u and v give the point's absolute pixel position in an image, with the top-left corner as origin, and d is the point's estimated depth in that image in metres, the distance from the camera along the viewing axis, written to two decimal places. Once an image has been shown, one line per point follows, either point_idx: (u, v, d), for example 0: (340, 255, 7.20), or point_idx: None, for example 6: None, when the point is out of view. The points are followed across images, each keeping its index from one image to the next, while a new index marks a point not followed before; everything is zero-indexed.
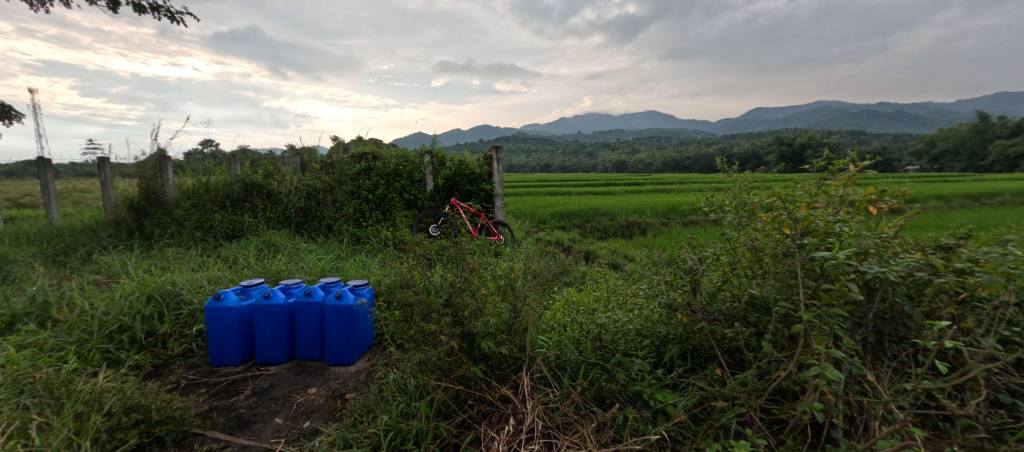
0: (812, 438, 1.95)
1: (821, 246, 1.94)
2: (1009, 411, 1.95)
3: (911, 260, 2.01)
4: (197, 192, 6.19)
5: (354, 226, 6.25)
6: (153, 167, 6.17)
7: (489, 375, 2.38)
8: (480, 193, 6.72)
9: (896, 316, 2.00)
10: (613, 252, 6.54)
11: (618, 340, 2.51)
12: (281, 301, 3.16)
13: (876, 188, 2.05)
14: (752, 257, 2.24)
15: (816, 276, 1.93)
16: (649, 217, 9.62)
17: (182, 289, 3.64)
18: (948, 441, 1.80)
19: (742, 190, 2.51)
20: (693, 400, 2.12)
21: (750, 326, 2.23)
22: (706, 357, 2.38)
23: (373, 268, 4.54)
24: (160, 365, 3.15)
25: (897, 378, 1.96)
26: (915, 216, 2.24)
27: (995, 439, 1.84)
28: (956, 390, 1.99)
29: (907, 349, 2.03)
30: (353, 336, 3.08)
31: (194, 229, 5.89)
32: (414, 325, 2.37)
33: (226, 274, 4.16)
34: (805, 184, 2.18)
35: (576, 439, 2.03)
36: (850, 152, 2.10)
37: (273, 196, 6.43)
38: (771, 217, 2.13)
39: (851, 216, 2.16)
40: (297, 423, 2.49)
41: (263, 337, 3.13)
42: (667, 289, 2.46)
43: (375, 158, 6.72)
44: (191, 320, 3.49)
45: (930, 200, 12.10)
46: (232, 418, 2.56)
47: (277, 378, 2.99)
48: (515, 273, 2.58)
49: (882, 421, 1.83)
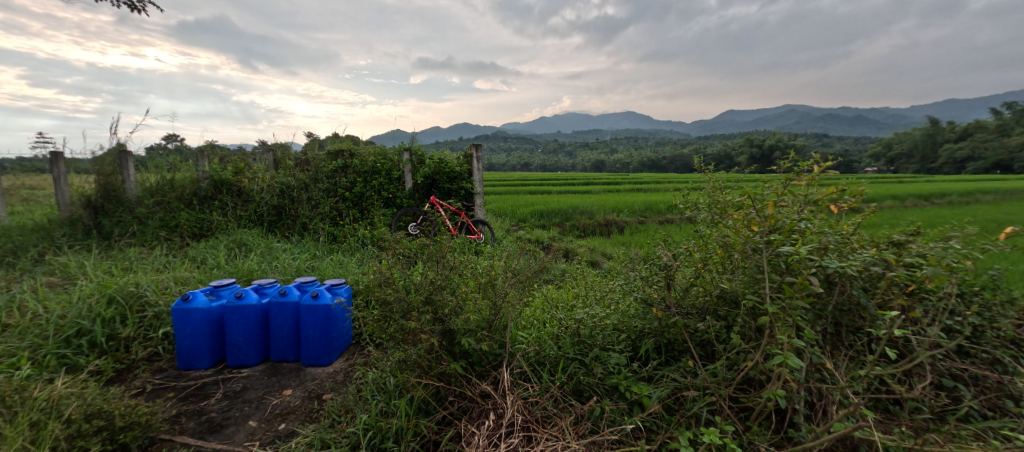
0: (777, 424, 2.06)
1: (786, 242, 2.04)
2: (950, 393, 2.13)
3: (868, 255, 2.14)
4: (161, 190, 5.96)
5: (330, 225, 6.13)
6: (113, 162, 5.89)
7: (469, 372, 2.42)
8: (460, 192, 6.72)
9: (853, 308, 2.13)
10: (591, 249, 6.66)
11: (596, 335, 2.58)
12: (253, 301, 3.09)
13: (837, 188, 2.20)
14: (723, 253, 2.35)
15: (781, 271, 2.02)
16: (627, 215, 9.84)
17: (146, 291, 3.52)
18: (899, 422, 1.96)
19: (715, 188, 2.62)
20: (667, 390, 2.19)
21: (720, 319, 2.33)
22: (680, 350, 2.48)
23: (351, 267, 4.49)
24: (123, 370, 3.03)
25: (854, 365, 2.09)
26: (871, 215, 2.40)
27: (938, 418, 2.01)
28: (905, 375, 2.17)
29: (862, 338, 2.19)
30: (331, 336, 3.05)
31: (159, 228, 5.68)
32: (394, 323, 2.37)
33: (195, 274, 4.04)
34: (772, 184, 2.31)
35: (555, 432, 2.08)
36: (814, 154, 2.24)
37: (244, 193, 6.23)
38: (742, 215, 2.25)
39: (815, 214, 2.28)
40: (272, 425, 2.45)
41: (234, 339, 3.05)
42: (643, 285, 2.57)
43: (352, 155, 6.59)
44: (156, 323, 3.37)
45: (884, 200, 12.92)
46: (202, 422, 2.50)
47: (249, 381, 2.93)
48: (497, 271, 2.60)
49: (840, 406, 1.95)
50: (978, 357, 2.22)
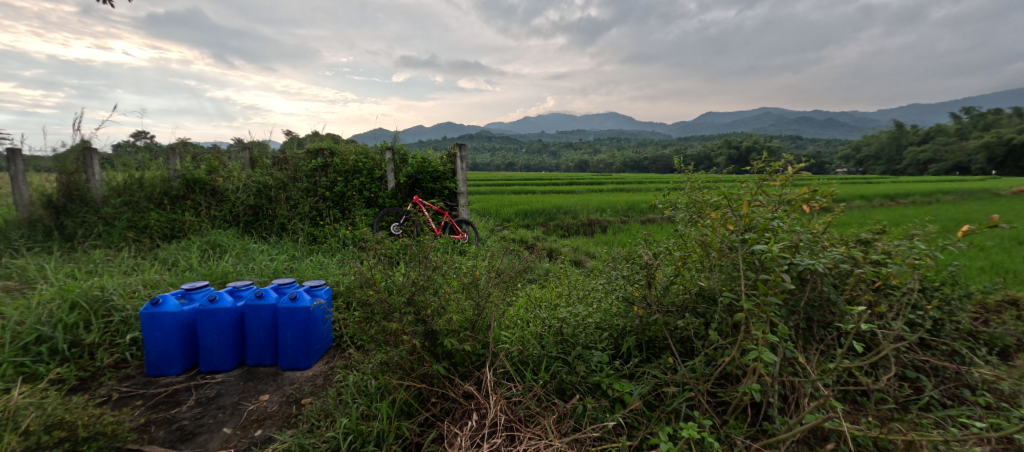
0: (752, 417, 2.13)
1: (760, 241, 2.11)
2: (913, 384, 2.24)
3: (837, 253, 2.23)
4: (129, 189, 5.73)
5: (310, 225, 6.02)
6: (76, 160, 5.64)
7: (452, 372, 2.41)
8: (444, 191, 6.68)
9: (823, 304, 2.21)
10: (575, 249, 6.72)
11: (578, 333, 2.61)
12: (228, 305, 3.01)
13: (808, 189, 2.29)
14: (701, 251, 2.41)
15: (756, 268, 2.08)
16: (610, 215, 9.96)
17: (112, 295, 3.39)
18: (866, 413, 2.05)
19: (693, 188, 2.68)
20: (648, 387, 2.23)
21: (698, 316, 2.38)
22: (660, 347, 2.52)
23: (331, 268, 4.42)
24: (87, 378, 2.91)
25: (825, 359, 2.17)
26: (841, 214, 2.49)
27: (902, 408, 2.11)
28: (872, 367, 2.27)
29: (832, 333, 2.27)
30: (310, 338, 2.99)
31: (126, 229, 5.48)
32: (375, 325, 2.34)
33: (165, 277, 3.91)
34: (748, 184, 2.39)
35: (538, 431, 2.10)
36: (786, 156, 2.32)
37: (218, 193, 6.05)
38: (719, 214, 2.31)
39: (788, 214, 2.36)
40: (248, 432, 2.39)
41: (208, 344, 2.96)
42: (625, 283, 2.61)
43: (333, 154, 6.47)
44: (123, 328, 3.25)
45: (854, 199, 13.43)
46: (173, 431, 2.42)
47: (224, 387, 2.86)
48: (480, 271, 2.60)
49: (811, 398, 2.03)
50: (938, 349, 2.34)
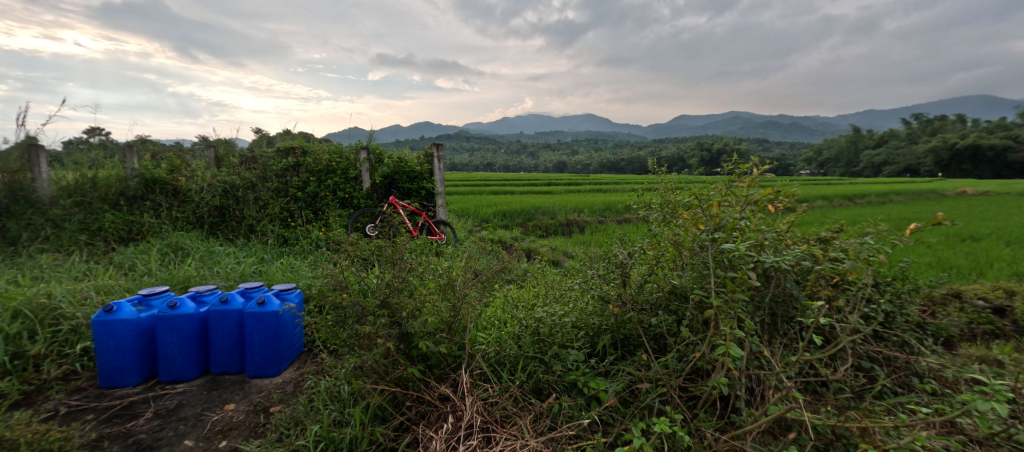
0: (720, 410, 2.21)
1: (728, 240, 2.19)
2: (867, 374, 2.38)
3: (800, 251, 2.33)
4: (81, 189, 5.42)
5: (280, 227, 5.85)
6: (21, 158, 5.28)
7: (427, 375, 2.39)
8: (421, 191, 6.59)
9: (786, 299, 2.32)
10: (552, 249, 6.77)
11: (555, 333, 2.64)
12: (190, 311, 2.89)
13: (773, 189, 2.39)
14: (673, 250, 2.48)
15: (724, 266, 2.16)
16: (587, 215, 10.09)
17: (61, 302, 3.20)
18: (825, 403, 2.16)
19: (666, 189, 2.75)
20: (621, 384, 2.28)
21: (670, 314, 2.45)
22: (635, 345, 2.58)
23: (302, 271, 4.30)
24: (32, 391, 2.73)
25: (788, 352, 2.27)
26: (803, 214, 2.61)
27: (857, 397, 2.24)
28: (830, 359, 2.39)
29: (795, 327, 2.38)
30: (279, 344, 2.91)
31: (77, 232, 5.20)
32: (348, 328, 2.30)
33: (121, 282, 3.72)
34: (717, 185, 2.47)
35: (514, 431, 2.11)
36: (753, 158, 2.42)
37: (181, 193, 5.80)
38: (690, 214, 2.39)
39: (755, 213, 2.46)
40: (212, 443, 2.31)
41: (168, 352, 2.83)
42: (600, 283, 2.66)
43: (304, 152, 6.29)
44: (73, 337, 3.07)
45: (817, 200, 14.08)
46: (130, 445, 2.31)
47: (186, 397, 2.74)
48: (456, 272, 2.59)
49: (775, 390, 2.13)
50: (889, 340, 2.49)
